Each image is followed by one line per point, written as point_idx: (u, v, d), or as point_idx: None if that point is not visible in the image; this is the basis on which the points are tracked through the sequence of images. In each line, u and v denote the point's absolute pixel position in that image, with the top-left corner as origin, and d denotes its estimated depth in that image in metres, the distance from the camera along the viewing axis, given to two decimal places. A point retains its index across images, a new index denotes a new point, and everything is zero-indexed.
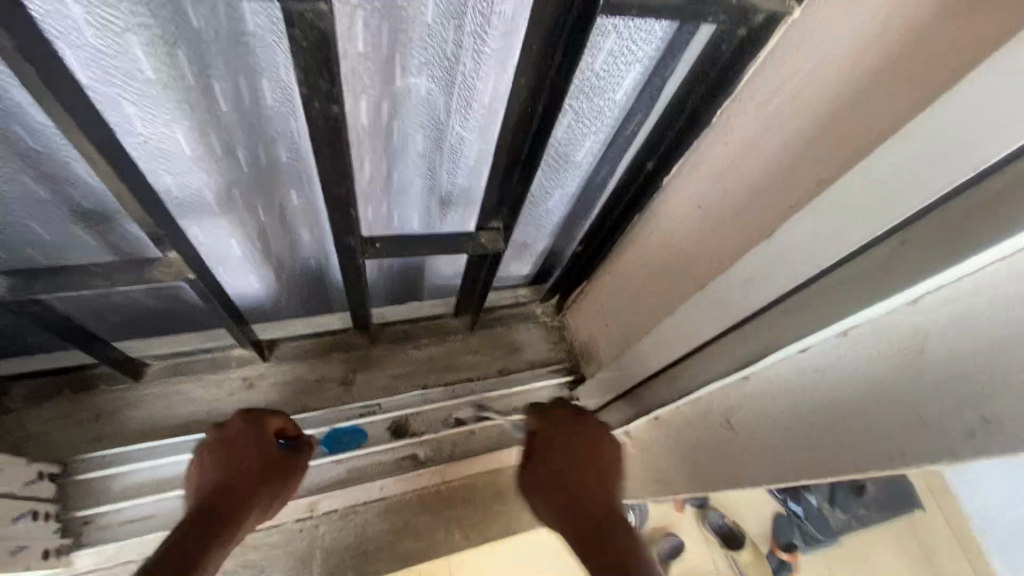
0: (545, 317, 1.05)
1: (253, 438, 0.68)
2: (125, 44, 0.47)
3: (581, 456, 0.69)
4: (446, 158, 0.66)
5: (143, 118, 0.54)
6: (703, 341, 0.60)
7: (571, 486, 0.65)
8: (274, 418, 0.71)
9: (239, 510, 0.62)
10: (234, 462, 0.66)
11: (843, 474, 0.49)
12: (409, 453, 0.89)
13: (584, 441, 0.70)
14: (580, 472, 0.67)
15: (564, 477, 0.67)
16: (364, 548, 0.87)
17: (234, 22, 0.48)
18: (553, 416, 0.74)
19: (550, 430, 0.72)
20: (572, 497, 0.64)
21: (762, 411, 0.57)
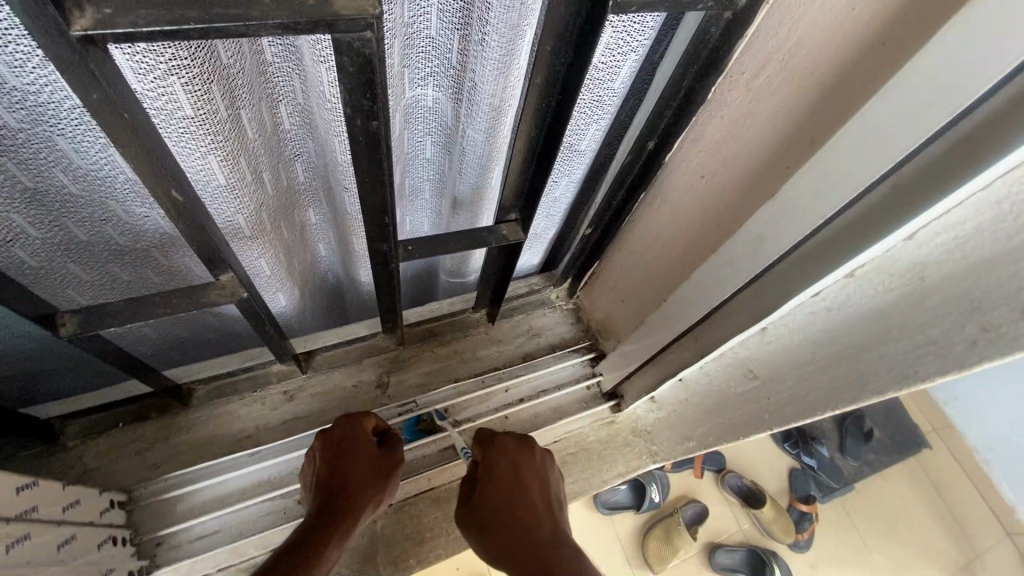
0: (560, 302, 1.10)
1: (352, 440, 0.73)
2: (167, 86, 0.50)
3: (524, 482, 0.73)
4: (457, 157, 0.72)
5: (179, 152, 0.57)
6: (716, 300, 0.65)
7: (509, 507, 0.70)
8: (368, 419, 0.76)
9: (348, 504, 0.67)
10: (337, 462, 0.71)
11: (862, 403, 0.52)
12: (450, 444, 0.94)
13: (526, 469, 0.75)
14: (522, 495, 0.71)
15: (501, 500, 0.71)
16: (420, 537, 0.91)
17: (258, 55, 0.54)
18: (499, 441, 0.78)
19: (495, 453, 0.77)
20: (511, 519, 0.68)
21: (778, 353, 0.63)
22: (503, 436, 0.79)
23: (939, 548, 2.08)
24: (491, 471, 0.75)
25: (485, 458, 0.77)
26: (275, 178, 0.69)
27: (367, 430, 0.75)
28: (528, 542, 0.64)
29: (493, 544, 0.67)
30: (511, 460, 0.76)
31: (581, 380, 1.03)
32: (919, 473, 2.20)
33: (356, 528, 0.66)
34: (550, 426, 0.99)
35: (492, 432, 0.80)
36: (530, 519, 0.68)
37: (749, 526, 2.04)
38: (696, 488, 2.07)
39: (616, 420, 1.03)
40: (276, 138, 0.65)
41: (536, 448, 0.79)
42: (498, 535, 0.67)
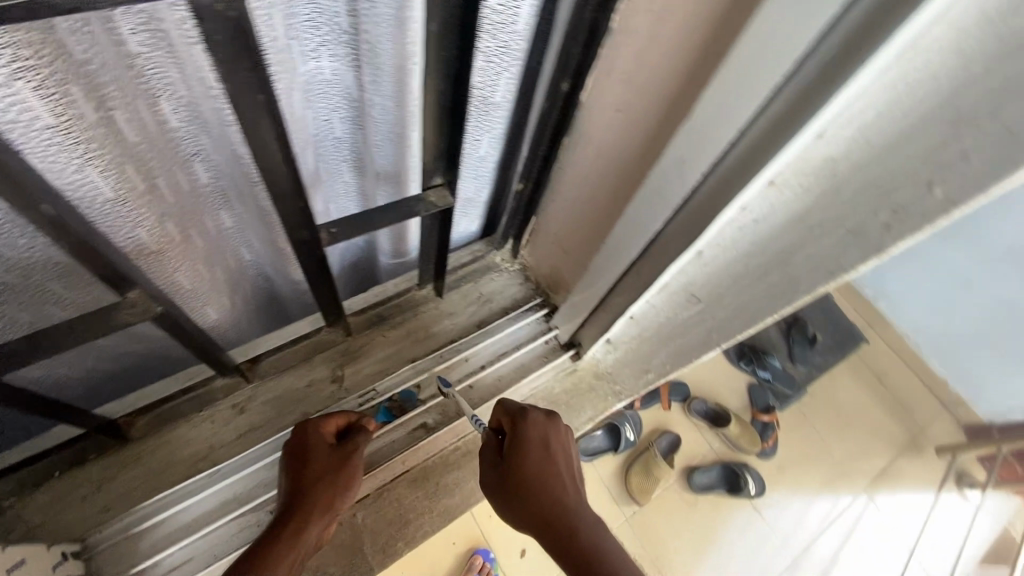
0: (505, 264, 1.09)
1: (311, 440, 0.71)
2: (15, 94, 0.44)
3: (552, 455, 0.76)
4: (371, 129, 0.69)
5: (52, 171, 0.51)
6: (652, 233, 0.66)
7: (542, 479, 0.73)
8: (332, 419, 0.74)
9: (306, 503, 0.65)
10: (292, 464, 0.69)
11: (795, 301, 0.56)
12: (419, 422, 0.93)
13: (553, 440, 0.78)
14: (552, 468, 0.74)
15: (535, 474, 0.74)
16: (405, 518, 0.91)
17: (118, 46, 0.46)
18: (530, 416, 0.79)
19: (526, 427, 0.78)
20: (545, 494, 0.72)
21: (713, 274, 0.65)
22: (533, 410, 0.80)
23: (886, 430, 2.29)
24: (525, 444, 0.76)
25: (516, 432, 0.78)
26: (172, 184, 0.62)
27: (327, 428, 0.73)
28: (556, 521, 0.71)
29: (528, 517, 0.72)
30: (540, 433, 0.78)
31: (538, 336, 1.03)
32: (859, 365, 2.40)
33: (316, 529, 0.64)
34: (515, 386, 1.00)
35: (523, 407, 0.80)
36: (560, 491, 0.73)
37: (719, 444, 2.16)
38: (666, 418, 2.17)
39: (578, 368, 1.05)
40: (165, 139, 0.57)
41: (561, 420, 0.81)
42: (532, 506, 0.72)
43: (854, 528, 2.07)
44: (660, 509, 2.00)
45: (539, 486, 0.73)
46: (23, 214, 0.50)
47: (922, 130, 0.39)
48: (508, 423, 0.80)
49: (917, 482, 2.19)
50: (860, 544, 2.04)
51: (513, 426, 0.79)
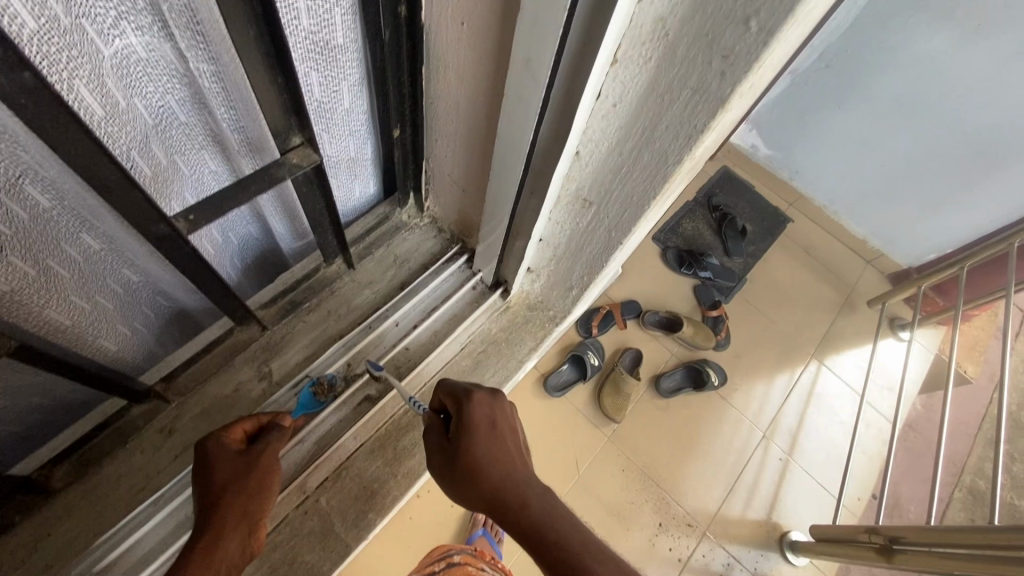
0: (413, 220, 1.06)
1: (214, 452, 0.69)
2: None
3: (499, 432, 0.76)
4: (212, 104, 0.66)
5: None
6: (527, 147, 0.65)
7: (488, 457, 0.73)
8: (233, 430, 0.73)
9: (219, 513, 0.63)
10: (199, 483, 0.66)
11: (668, 175, 0.58)
12: (362, 396, 0.92)
13: (500, 418, 0.78)
14: (498, 446, 0.74)
15: (482, 454, 0.73)
16: (371, 488, 0.92)
17: None
18: (475, 396, 0.78)
19: (472, 407, 0.77)
20: (489, 472, 0.72)
21: (593, 171, 0.65)
22: (478, 390, 0.79)
23: (822, 296, 2.45)
24: (472, 424, 0.76)
25: (461, 413, 0.77)
26: (4, 215, 0.53)
27: (232, 438, 0.72)
28: (509, 493, 0.70)
29: (475, 497, 0.71)
30: (487, 410, 0.78)
31: (465, 282, 1.02)
32: (789, 243, 2.53)
33: (233, 545, 0.63)
34: (450, 337, 0.99)
35: (468, 387, 0.79)
36: (505, 467, 0.72)
37: (678, 348, 2.27)
38: (624, 336, 2.25)
39: (511, 304, 1.05)
40: None
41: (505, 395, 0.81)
42: (479, 484, 0.71)
43: (811, 391, 2.24)
44: (636, 421, 2.10)
45: (484, 464, 0.72)
46: None
47: None
48: (454, 405, 0.79)
49: (858, 336, 2.38)
50: (818, 404, 2.22)
51: (458, 407, 0.78)
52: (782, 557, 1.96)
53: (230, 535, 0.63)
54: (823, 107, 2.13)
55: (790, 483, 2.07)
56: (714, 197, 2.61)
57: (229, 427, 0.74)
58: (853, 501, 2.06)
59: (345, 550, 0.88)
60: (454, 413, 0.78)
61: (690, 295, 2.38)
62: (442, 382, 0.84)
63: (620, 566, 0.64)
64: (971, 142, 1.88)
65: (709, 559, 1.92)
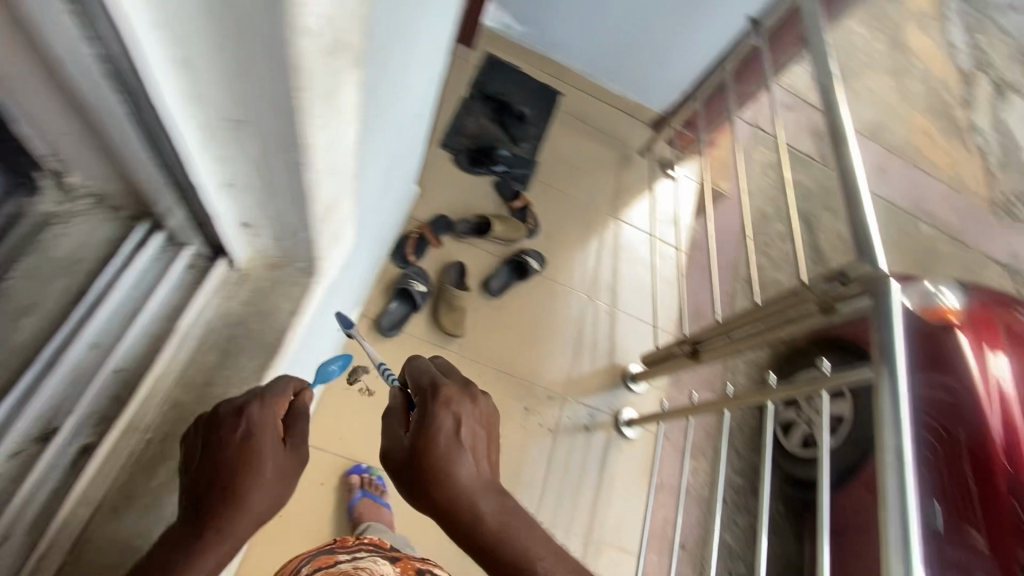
0: (54, 205, 0.76)
1: (256, 433, 0.74)
2: None
3: (460, 442, 0.83)
4: None
5: None
6: (94, 63, 0.48)
7: (450, 469, 0.81)
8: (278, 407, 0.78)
9: (234, 508, 0.70)
10: (223, 463, 0.71)
11: (293, 59, 0.44)
12: (74, 449, 0.71)
13: (462, 421, 0.85)
14: (457, 453, 0.82)
15: (446, 465, 0.81)
16: (134, 546, 0.74)
17: None
18: (443, 389, 0.87)
19: (437, 415, 0.84)
20: (449, 479, 0.81)
21: (213, 78, 0.49)
22: (446, 386, 0.88)
23: (603, 158, 2.62)
24: (437, 427, 0.83)
25: (429, 421, 0.84)
26: None
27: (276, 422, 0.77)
28: (463, 508, 0.80)
29: (431, 497, 0.81)
30: (451, 417, 0.85)
31: (173, 262, 0.79)
32: (564, 116, 2.61)
33: (230, 540, 0.69)
34: (174, 336, 0.79)
35: (438, 383, 0.88)
36: (462, 474, 0.81)
37: (495, 247, 2.28)
38: (445, 254, 2.19)
39: (245, 270, 0.86)
40: None
41: (474, 397, 0.88)
42: (435, 484, 0.81)
43: (617, 245, 2.47)
44: (477, 328, 2.12)
45: (443, 468, 0.81)
46: None
47: None
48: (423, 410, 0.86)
49: (641, 185, 2.63)
50: (625, 254, 2.46)
51: (426, 413, 0.85)
52: (627, 390, 2.23)
53: (258, 510, 0.71)
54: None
55: (620, 329, 2.32)
56: (487, 87, 2.48)
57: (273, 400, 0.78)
58: (668, 323, 2.40)
59: None
60: (423, 408, 0.86)
61: (492, 193, 2.36)
62: (420, 371, 0.93)
63: (561, 565, 0.81)
64: None
65: (573, 419, 2.12)
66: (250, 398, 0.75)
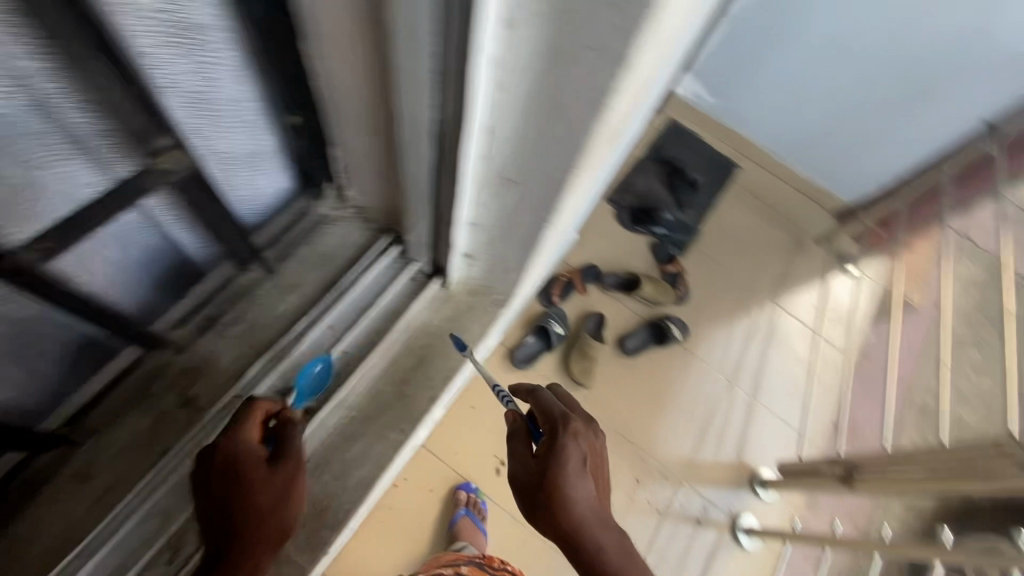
0: (334, 211, 0.97)
1: (239, 464, 0.68)
2: None
3: (586, 472, 0.80)
4: (57, 102, 0.53)
5: None
6: (424, 126, 0.60)
7: (577, 494, 0.78)
8: (248, 431, 0.70)
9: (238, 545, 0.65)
10: (213, 495, 0.67)
11: (582, 152, 0.52)
12: (300, 409, 0.86)
13: (588, 451, 0.82)
14: (582, 490, 0.79)
15: (576, 497, 0.78)
16: (319, 506, 0.87)
17: None
18: (571, 423, 0.83)
19: (566, 439, 0.81)
20: (570, 507, 0.77)
21: (504, 145, 0.59)
22: (575, 420, 0.84)
23: (773, 240, 2.45)
24: (562, 459, 0.80)
25: (553, 444, 0.81)
26: None
27: (255, 444, 0.70)
28: (579, 535, 0.77)
29: (551, 520, 0.78)
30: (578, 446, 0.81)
31: (399, 275, 0.95)
32: (739, 193, 2.50)
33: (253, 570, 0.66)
34: (389, 334, 0.93)
35: (566, 415, 0.84)
36: (583, 503, 0.78)
37: (639, 306, 2.25)
38: (586, 301, 2.21)
39: (452, 291, 0.98)
40: None
41: (596, 430, 0.85)
42: (557, 519, 0.78)
43: (771, 331, 2.29)
44: (604, 385, 2.09)
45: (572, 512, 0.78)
46: None
47: None
48: (549, 433, 0.83)
49: (810, 278, 2.41)
50: (776, 343, 2.27)
51: (552, 437, 0.83)
52: (752, 494, 2.03)
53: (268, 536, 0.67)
54: (767, 49, 2.09)
55: (756, 423, 2.13)
56: (664, 151, 2.48)
57: (245, 427, 0.71)
58: (815, 431, 2.15)
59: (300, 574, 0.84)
60: (549, 440, 0.83)
61: (648, 254, 2.33)
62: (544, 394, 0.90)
63: None
64: (901, 70, 1.91)
65: (686, 507, 1.97)
66: (222, 434, 0.70)
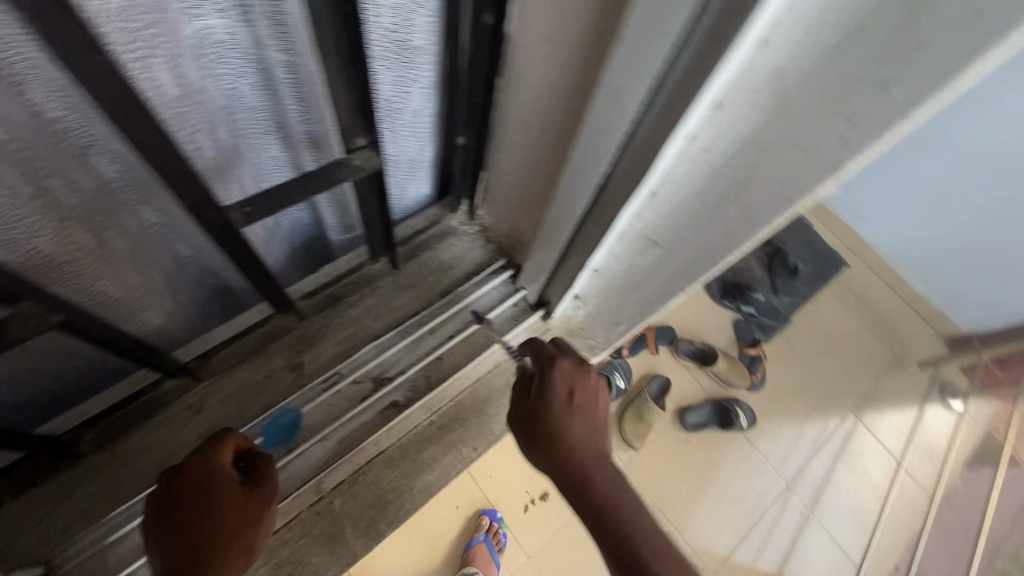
0: (462, 226, 1.03)
1: (211, 487, 0.59)
2: None
3: (575, 408, 0.76)
4: (282, 92, 0.65)
5: None
6: (592, 181, 0.62)
7: (567, 427, 0.74)
8: (224, 450, 0.61)
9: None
10: (179, 522, 0.58)
11: (753, 235, 0.53)
12: (389, 402, 0.90)
13: (579, 388, 0.77)
14: (573, 424, 0.74)
15: (568, 432, 0.74)
16: (384, 497, 0.91)
17: None
18: (560, 364, 0.78)
19: (554, 375, 0.77)
20: (560, 439, 0.73)
21: (658, 216, 0.60)
22: (564, 356, 0.79)
23: (870, 349, 2.15)
24: (550, 394, 0.76)
25: (543, 382, 0.78)
26: (70, 183, 0.55)
27: (223, 465, 0.61)
28: (569, 463, 0.72)
29: (541, 453, 0.74)
30: (566, 383, 0.77)
31: (506, 298, 0.98)
32: (841, 289, 2.23)
33: None
34: (484, 352, 0.96)
35: (553, 351, 0.80)
36: (573, 435, 0.73)
37: (710, 383, 2.00)
38: (653, 362, 1.99)
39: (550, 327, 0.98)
40: (45, 130, 0.49)
41: (589, 368, 0.79)
42: (551, 456, 0.73)
43: (845, 444, 1.96)
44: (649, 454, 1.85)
45: (564, 451, 0.72)
46: None
47: (870, 29, 0.33)
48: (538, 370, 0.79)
49: (903, 402, 2.07)
50: (850, 461, 1.94)
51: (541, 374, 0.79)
52: None
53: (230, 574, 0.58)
54: (898, 147, 1.80)
55: (804, 543, 1.80)
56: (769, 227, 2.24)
57: (218, 446, 0.62)
58: None
59: (353, 560, 0.87)
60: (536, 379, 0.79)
61: (728, 328, 2.10)
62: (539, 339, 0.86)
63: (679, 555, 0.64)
64: None
65: None
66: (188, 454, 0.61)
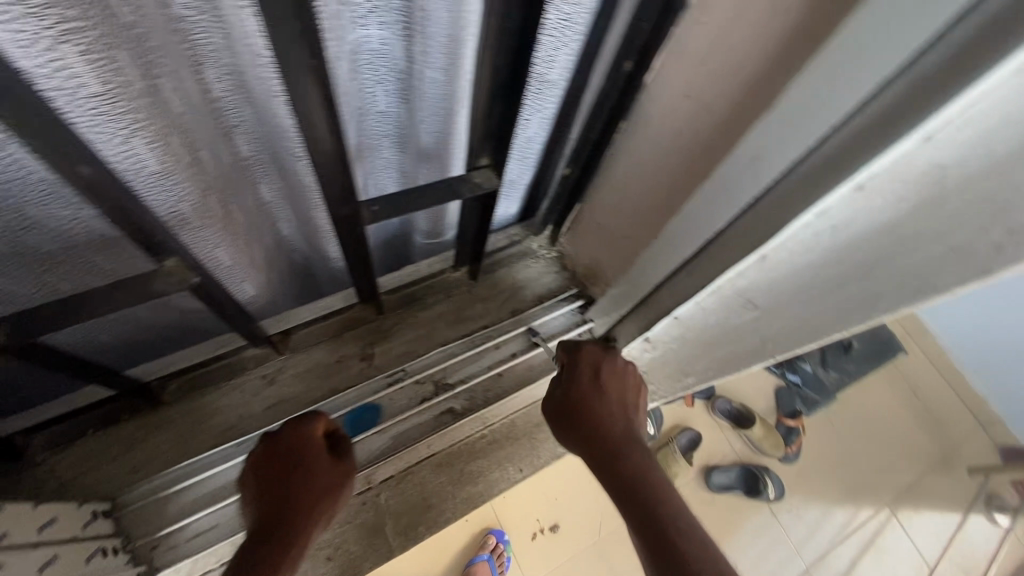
0: (543, 250, 1.07)
1: (307, 448, 0.66)
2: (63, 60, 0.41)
3: (603, 387, 0.76)
4: (418, 105, 0.68)
5: (97, 140, 0.48)
6: (702, 233, 0.63)
7: (595, 405, 0.73)
8: (318, 419, 0.68)
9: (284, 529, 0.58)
10: (277, 474, 0.63)
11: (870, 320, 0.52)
12: (446, 408, 0.93)
13: (607, 369, 0.78)
14: (601, 399, 0.74)
15: (596, 408, 0.73)
16: (427, 501, 0.93)
17: (172, 18, 0.44)
18: (584, 348, 0.82)
19: (580, 357, 0.80)
20: (590, 413, 0.72)
21: (763, 277, 0.60)
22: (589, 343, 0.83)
23: (918, 445, 1.98)
24: (575, 374, 0.78)
25: (571, 364, 0.80)
26: (217, 156, 0.60)
27: (316, 431, 0.68)
28: (600, 434, 0.70)
29: (572, 433, 0.73)
30: (592, 363, 0.79)
31: (573, 327, 1.00)
32: (894, 374, 2.10)
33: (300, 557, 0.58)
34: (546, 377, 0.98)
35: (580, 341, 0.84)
36: (601, 410, 0.73)
37: (739, 445, 1.88)
38: (687, 415, 1.87)
39: None
40: (211, 108, 0.54)
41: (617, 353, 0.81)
42: (580, 434, 0.71)
43: (874, 535, 1.81)
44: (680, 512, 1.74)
45: (593, 426, 0.71)
46: (73, 186, 0.50)
47: None
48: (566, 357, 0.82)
49: (944, 505, 1.90)
50: (878, 557, 1.78)
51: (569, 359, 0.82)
52: None
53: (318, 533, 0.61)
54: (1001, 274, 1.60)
55: None
56: None
57: (309, 417, 0.69)
58: None
59: (390, 554, 0.89)
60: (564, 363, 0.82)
61: (769, 395, 1.98)
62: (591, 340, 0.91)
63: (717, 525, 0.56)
64: None
65: None
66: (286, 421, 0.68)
